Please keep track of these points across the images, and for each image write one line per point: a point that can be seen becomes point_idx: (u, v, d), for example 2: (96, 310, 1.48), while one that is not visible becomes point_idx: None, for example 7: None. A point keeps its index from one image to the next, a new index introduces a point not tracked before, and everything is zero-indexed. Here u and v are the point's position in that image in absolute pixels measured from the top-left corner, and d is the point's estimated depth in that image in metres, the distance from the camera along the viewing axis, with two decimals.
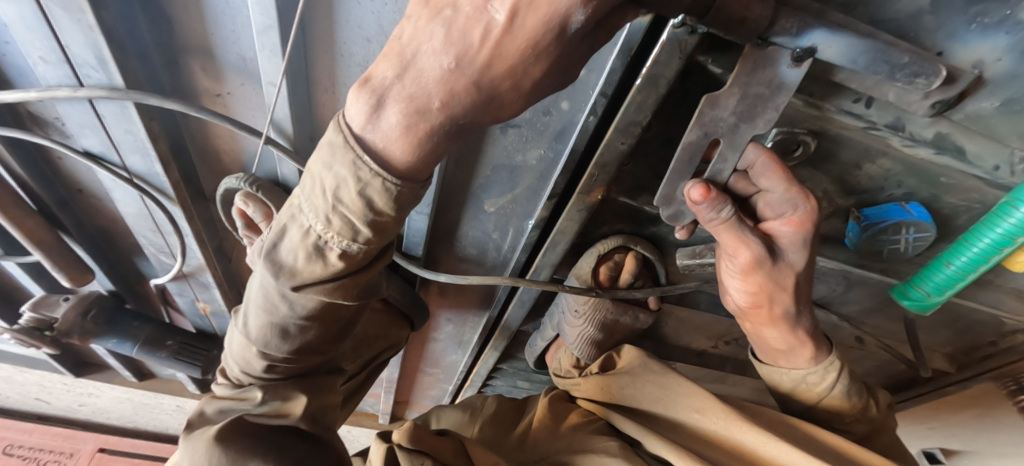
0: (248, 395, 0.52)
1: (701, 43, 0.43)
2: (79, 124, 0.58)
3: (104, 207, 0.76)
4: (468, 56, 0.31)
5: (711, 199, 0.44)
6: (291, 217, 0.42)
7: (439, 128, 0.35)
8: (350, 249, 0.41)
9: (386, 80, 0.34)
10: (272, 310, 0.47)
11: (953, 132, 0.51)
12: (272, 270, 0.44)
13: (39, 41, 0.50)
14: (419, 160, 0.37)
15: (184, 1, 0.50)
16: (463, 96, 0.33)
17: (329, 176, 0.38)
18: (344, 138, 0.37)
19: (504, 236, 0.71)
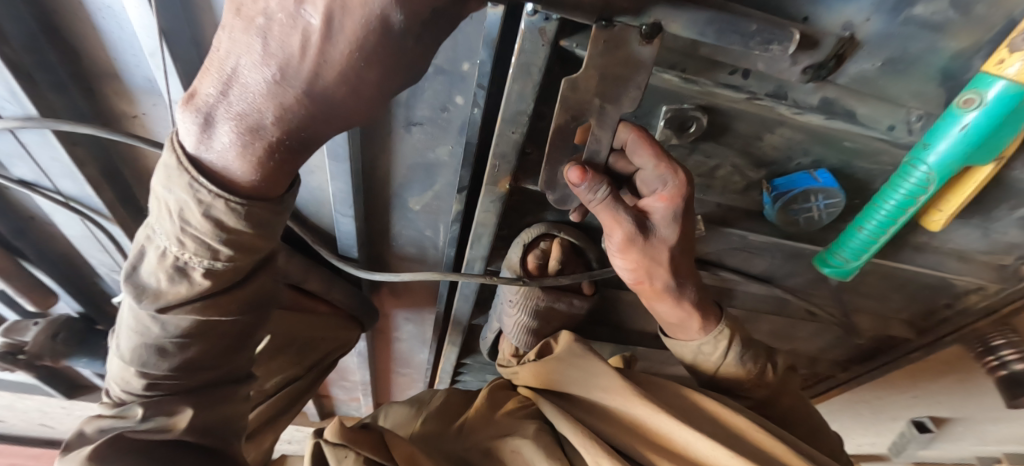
0: (129, 413, 0.48)
1: (562, 27, 0.44)
2: (7, 155, 0.61)
3: (58, 233, 0.80)
4: (291, 67, 0.33)
5: (584, 182, 0.45)
6: (148, 239, 0.43)
7: (276, 141, 0.36)
8: (213, 267, 0.42)
9: (211, 98, 0.35)
10: (145, 330, 0.46)
11: (838, 96, 0.51)
12: (134, 291, 0.44)
13: None
14: (263, 179, 0.38)
15: (82, 30, 0.53)
16: (297, 107, 0.35)
17: (172, 199, 0.39)
18: (177, 161, 0.37)
19: (436, 232, 0.73)
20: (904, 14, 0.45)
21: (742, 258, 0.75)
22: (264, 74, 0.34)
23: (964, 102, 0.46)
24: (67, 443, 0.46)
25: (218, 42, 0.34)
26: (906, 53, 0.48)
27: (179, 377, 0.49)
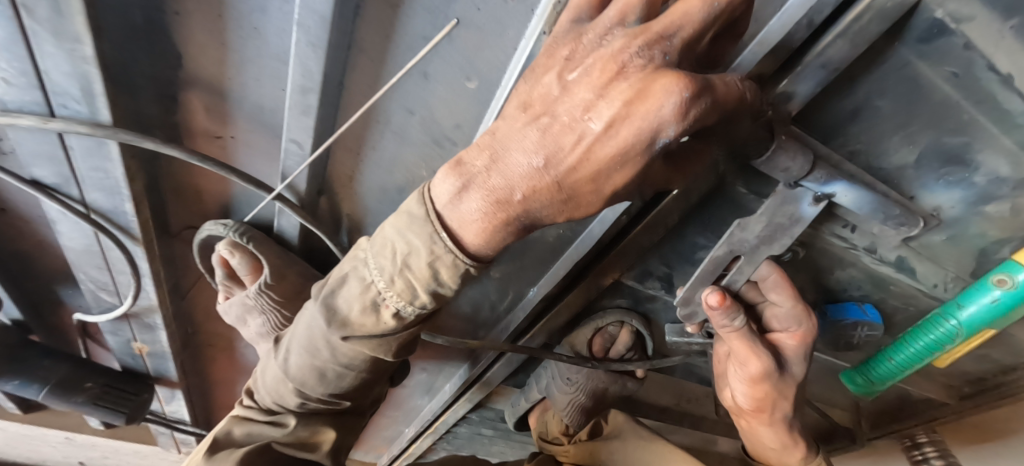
0: (282, 423, 0.58)
1: (736, 169, 0.49)
2: (33, 153, 0.49)
3: (34, 231, 0.65)
4: (557, 158, 0.36)
5: (724, 307, 0.49)
6: (354, 268, 0.48)
7: (514, 217, 0.39)
8: (404, 309, 0.46)
9: (476, 169, 0.39)
10: (314, 352, 0.53)
11: (908, 255, 0.60)
12: (324, 316, 0.50)
13: (6, 63, 0.41)
14: (486, 245, 0.42)
15: (200, 39, 0.45)
16: (544, 192, 0.38)
17: (402, 242, 0.44)
18: (425, 211, 0.42)
19: (503, 298, 0.71)
20: (979, 208, 0.54)
21: None
22: (531, 159, 0.37)
23: (996, 281, 0.56)
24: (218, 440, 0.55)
25: (498, 127, 0.39)
26: (964, 235, 0.57)
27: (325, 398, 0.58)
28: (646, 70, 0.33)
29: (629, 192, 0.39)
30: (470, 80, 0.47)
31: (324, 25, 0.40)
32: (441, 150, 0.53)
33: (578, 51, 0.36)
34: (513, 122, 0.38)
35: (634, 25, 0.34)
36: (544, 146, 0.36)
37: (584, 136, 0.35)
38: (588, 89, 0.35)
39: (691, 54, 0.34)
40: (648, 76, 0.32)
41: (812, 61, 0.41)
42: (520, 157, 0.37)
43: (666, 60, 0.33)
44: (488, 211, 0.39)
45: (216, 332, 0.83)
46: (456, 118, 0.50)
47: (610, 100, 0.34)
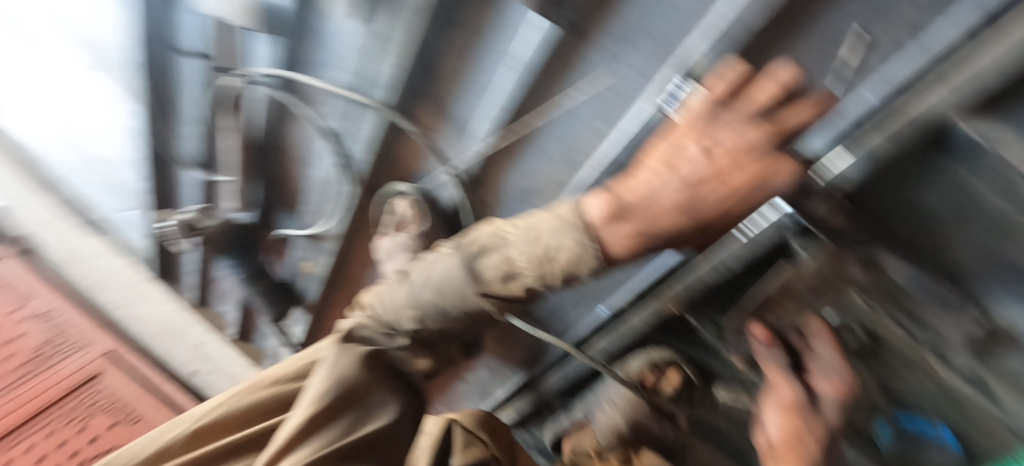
0: (395, 339, 0.73)
1: (797, 228, 0.55)
2: (336, 111, 0.81)
3: (291, 168, 0.96)
4: (698, 200, 0.53)
5: (767, 340, 0.63)
6: (498, 242, 0.64)
7: (654, 241, 0.56)
8: (533, 286, 0.62)
9: (630, 201, 0.56)
10: (444, 294, 0.67)
11: (990, 380, 0.55)
12: (469, 277, 0.65)
13: (355, 60, 0.73)
14: (629, 252, 0.58)
15: (451, 68, 0.73)
16: (679, 225, 0.55)
17: (553, 239, 0.59)
18: (582, 222, 0.58)
19: (577, 312, 0.85)
20: None
21: None
22: (675, 201, 0.53)
23: None
24: (344, 337, 0.70)
25: (643, 172, 0.56)
26: None
27: (430, 332, 0.72)
28: (773, 154, 0.49)
29: (730, 228, 0.56)
30: (604, 121, 0.67)
31: (528, 71, 0.65)
32: (572, 170, 0.73)
33: (717, 131, 0.52)
34: (665, 174, 0.54)
35: (762, 119, 0.50)
36: (689, 195, 0.53)
37: (723, 192, 0.52)
38: (726, 160, 0.51)
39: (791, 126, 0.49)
40: (771, 160, 0.49)
41: None
42: (668, 199, 0.54)
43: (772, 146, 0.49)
44: (638, 234, 0.56)
45: (359, 281, 1.05)
46: (588, 148, 0.70)
47: (744, 170, 0.51)
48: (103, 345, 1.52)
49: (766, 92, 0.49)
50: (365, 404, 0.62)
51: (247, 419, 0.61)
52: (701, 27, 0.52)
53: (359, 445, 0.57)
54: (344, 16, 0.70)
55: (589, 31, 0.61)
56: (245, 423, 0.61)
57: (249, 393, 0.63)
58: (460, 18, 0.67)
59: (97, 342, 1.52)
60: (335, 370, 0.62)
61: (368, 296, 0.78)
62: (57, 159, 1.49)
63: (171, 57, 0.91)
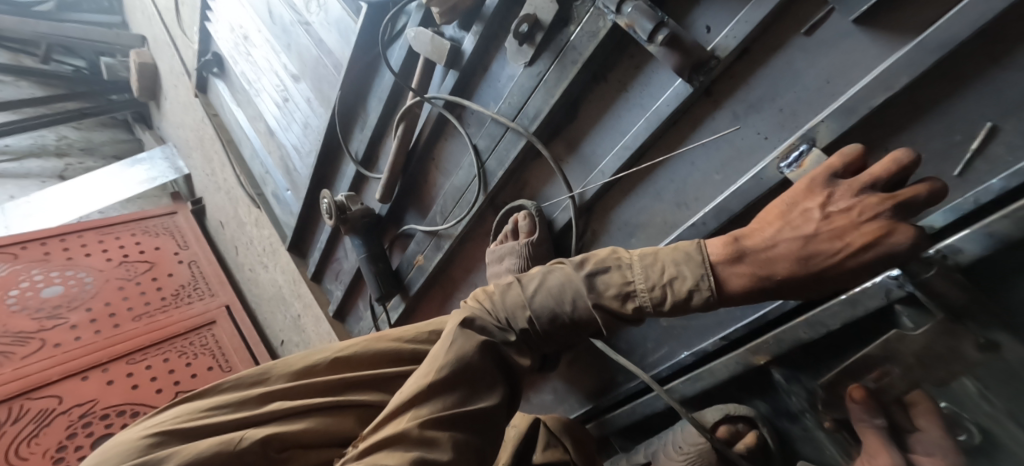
0: (503, 334, 0.75)
1: (903, 297, 0.63)
2: (487, 131, 0.96)
3: (428, 175, 1.12)
4: (815, 259, 0.59)
5: (863, 402, 0.65)
6: (617, 266, 0.71)
7: (766, 287, 0.62)
8: (644, 306, 0.68)
9: (750, 248, 0.63)
10: (560, 302, 0.73)
11: None
12: (588, 289, 0.71)
13: (519, 94, 0.90)
14: (744, 294, 0.63)
15: (592, 113, 0.87)
16: (798, 278, 0.61)
17: (673, 270, 0.66)
18: (702, 260, 0.65)
19: (656, 349, 0.91)
20: None
21: None
22: (795, 255, 0.60)
23: None
24: (465, 321, 0.73)
25: (760, 221, 0.64)
26: None
27: (538, 334, 0.75)
28: (890, 221, 0.55)
29: (840, 287, 0.61)
30: (719, 175, 0.76)
31: (660, 120, 0.77)
32: (679, 212, 0.81)
33: (836, 194, 0.59)
34: (783, 229, 0.61)
35: (881, 189, 0.56)
36: (806, 248, 0.59)
37: (839, 250, 0.58)
38: (843, 221, 0.57)
39: (914, 201, 0.55)
40: (895, 222, 0.55)
41: (977, 227, 0.57)
42: (786, 249, 0.60)
43: (890, 216, 0.55)
44: (755, 278, 0.62)
45: (457, 286, 1.13)
46: (700, 195, 0.78)
47: (859, 232, 0.56)
48: (224, 298, 1.76)
49: (880, 165, 0.57)
50: (476, 385, 0.68)
51: (372, 361, 0.77)
52: (832, 108, 0.64)
53: (462, 418, 0.64)
54: (521, 60, 0.88)
55: (723, 100, 0.74)
56: (370, 364, 0.77)
57: (377, 341, 0.79)
58: (613, 75, 0.83)
59: (221, 294, 1.76)
60: (456, 348, 0.69)
61: (480, 291, 0.81)
62: (190, 143, 1.71)
63: (364, 76, 1.14)
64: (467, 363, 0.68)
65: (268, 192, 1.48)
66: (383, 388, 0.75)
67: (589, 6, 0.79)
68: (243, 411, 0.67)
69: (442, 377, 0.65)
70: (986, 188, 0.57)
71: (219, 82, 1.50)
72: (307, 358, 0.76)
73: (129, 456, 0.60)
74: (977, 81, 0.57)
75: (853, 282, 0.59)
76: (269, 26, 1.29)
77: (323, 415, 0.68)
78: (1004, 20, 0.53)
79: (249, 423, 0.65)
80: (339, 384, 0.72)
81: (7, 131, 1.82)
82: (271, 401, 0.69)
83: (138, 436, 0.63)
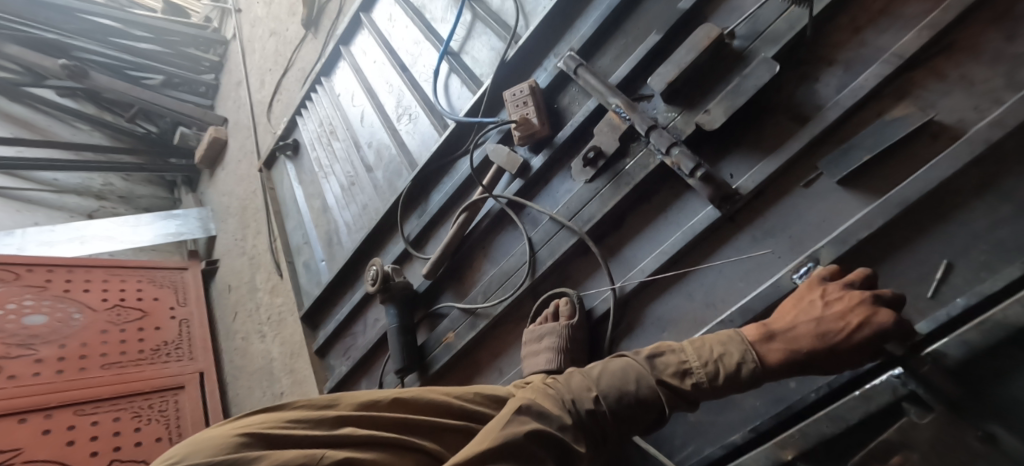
0: (563, 417, 0.77)
1: (909, 395, 0.74)
2: (543, 226, 1.15)
3: (478, 265, 1.27)
4: (830, 337, 0.73)
5: None
6: (670, 350, 0.84)
7: (795, 357, 0.75)
8: (701, 383, 0.79)
9: (780, 327, 0.78)
10: (624, 381, 0.81)
11: None
12: (650, 368, 0.82)
13: (577, 201, 1.11)
14: (782, 366, 0.76)
15: (635, 226, 1.08)
16: (819, 352, 0.74)
17: (721, 348, 0.80)
18: (743, 339, 0.80)
19: (682, 446, 0.98)
20: None
21: None
22: (815, 332, 0.74)
23: None
24: (526, 406, 0.75)
25: (781, 312, 0.81)
26: None
27: (601, 417, 0.80)
28: (872, 305, 0.73)
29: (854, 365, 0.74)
30: (744, 281, 0.94)
31: (694, 233, 0.97)
32: (709, 310, 0.96)
33: (828, 289, 0.78)
34: (799, 315, 0.78)
35: (856, 286, 0.77)
36: (819, 326, 0.74)
37: (843, 328, 0.73)
38: (842, 305, 0.74)
39: (883, 296, 0.74)
40: (876, 305, 0.73)
41: (955, 336, 0.73)
42: (805, 329, 0.75)
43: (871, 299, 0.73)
44: (787, 352, 0.76)
45: (479, 369, 1.20)
46: (727, 299, 0.95)
47: (855, 313, 0.72)
48: (201, 364, 1.88)
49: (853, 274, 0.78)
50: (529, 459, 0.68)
51: (426, 408, 0.78)
52: (829, 238, 0.86)
53: None
54: (581, 178, 1.12)
55: (744, 226, 0.97)
56: (424, 411, 0.78)
57: (430, 392, 0.81)
58: (655, 198, 1.06)
59: (199, 360, 1.90)
60: (510, 427, 0.70)
61: (540, 383, 0.85)
62: (230, 209, 2.00)
63: (435, 174, 1.36)
64: (532, 438, 0.70)
65: (312, 261, 1.60)
66: (435, 437, 0.76)
67: (643, 147, 1.05)
68: (319, 429, 0.70)
69: (516, 440, 0.68)
70: (953, 304, 0.74)
71: (289, 163, 1.80)
72: (369, 394, 0.79)
73: (220, 451, 0.63)
74: (931, 231, 0.81)
75: (861, 360, 0.73)
76: (357, 127, 1.60)
77: (389, 451, 0.70)
78: (941, 194, 0.80)
79: (327, 443, 0.68)
80: (406, 423, 0.74)
81: (69, 167, 2.17)
82: (345, 426, 0.72)
83: (229, 434, 0.66)
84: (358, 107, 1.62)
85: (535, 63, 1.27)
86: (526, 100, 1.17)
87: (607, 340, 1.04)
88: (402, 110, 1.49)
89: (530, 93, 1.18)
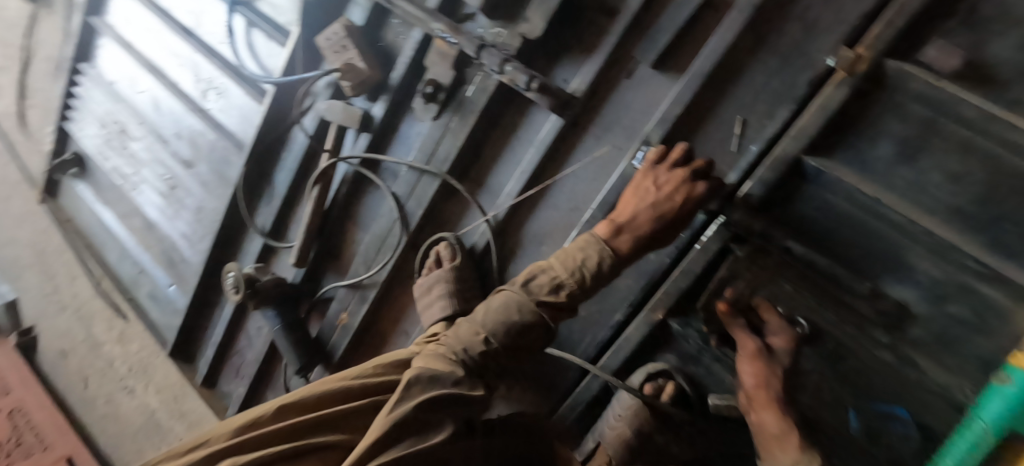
0: (456, 370, 0.75)
1: (732, 236, 0.87)
2: (403, 178, 1.13)
3: (348, 235, 1.21)
4: (665, 216, 0.84)
5: (728, 313, 0.80)
6: (541, 270, 0.89)
7: (642, 241, 0.85)
8: (573, 290, 0.85)
9: (627, 219, 0.86)
10: (509, 313, 0.84)
11: (898, 344, 0.78)
12: (527, 293, 0.86)
13: (427, 145, 1.10)
14: (632, 251, 0.86)
15: (492, 155, 1.11)
16: (659, 230, 0.85)
17: (582, 253, 0.86)
18: (597, 238, 0.86)
19: (584, 340, 1.04)
20: (943, 308, 0.75)
21: None
22: (653, 215, 0.84)
23: None
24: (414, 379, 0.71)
25: (625, 203, 0.88)
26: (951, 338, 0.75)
27: (494, 356, 0.83)
28: (689, 181, 0.83)
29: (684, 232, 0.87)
30: (596, 179, 1.02)
31: (545, 148, 1.02)
32: (574, 214, 1.03)
33: (658, 174, 0.86)
34: (639, 203, 0.86)
35: (675, 165, 0.86)
36: (655, 209, 0.84)
37: (673, 205, 0.83)
38: (669, 186, 0.83)
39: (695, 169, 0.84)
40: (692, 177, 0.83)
41: (754, 178, 0.86)
42: (644, 216, 0.85)
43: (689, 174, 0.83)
44: (634, 239, 0.85)
45: (381, 338, 1.19)
46: (587, 199, 1.02)
47: (679, 192, 0.82)
48: (61, 449, 1.49)
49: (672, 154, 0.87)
50: (427, 423, 0.67)
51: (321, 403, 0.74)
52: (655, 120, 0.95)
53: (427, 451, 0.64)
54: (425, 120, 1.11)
55: (586, 126, 1.03)
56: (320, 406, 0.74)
57: (320, 386, 0.77)
58: (504, 121, 1.08)
59: (56, 446, 1.50)
60: (403, 404, 0.67)
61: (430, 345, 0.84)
62: None
63: (268, 149, 1.27)
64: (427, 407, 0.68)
65: (158, 285, 1.41)
66: (341, 427, 0.73)
67: (477, 71, 1.05)
68: None
69: (410, 416, 0.65)
70: (749, 153, 0.88)
71: (82, 183, 1.54)
72: (249, 413, 0.72)
73: None
74: (729, 91, 0.92)
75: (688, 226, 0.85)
76: (153, 117, 1.40)
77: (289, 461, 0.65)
78: (731, 56, 0.90)
79: None
80: (298, 429, 0.69)
81: None
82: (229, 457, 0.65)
83: None
84: (146, 92, 1.41)
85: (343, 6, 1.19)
86: (345, 44, 1.12)
87: (495, 270, 1.08)
88: (204, 86, 1.31)
89: (347, 35, 1.13)
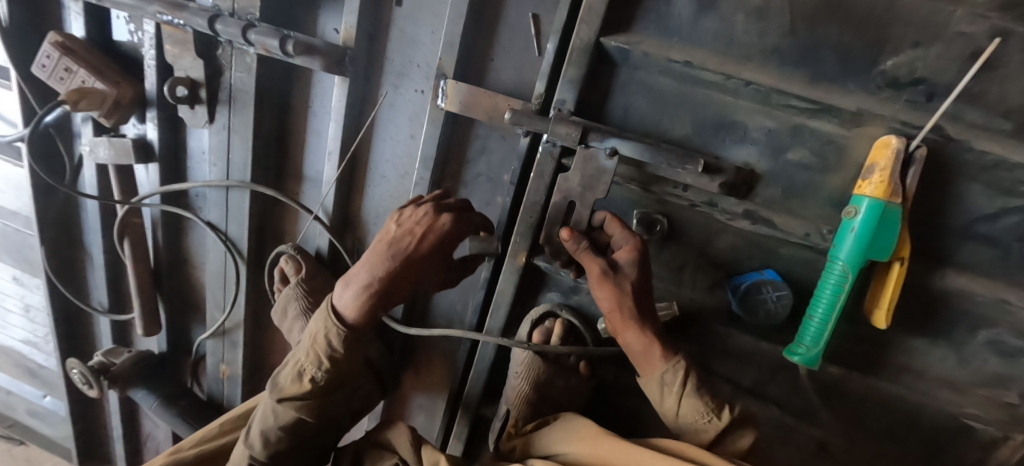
0: None
1: (562, 152, 0.75)
2: (213, 202, 0.99)
3: (195, 277, 1.10)
4: (394, 261, 0.72)
5: (572, 236, 0.68)
6: (288, 360, 0.78)
7: (375, 299, 0.73)
8: (316, 375, 0.75)
9: (356, 273, 0.73)
10: (268, 415, 0.77)
11: (755, 209, 0.72)
12: (273, 390, 0.78)
13: (218, 159, 0.94)
14: (364, 318, 0.74)
15: (296, 141, 0.94)
16: (386, 281, 0.72)
17: (319, 332, 0.75)
18: (331, 310, 0.75)
19: (465, 307, 0.96)
20: (783, 157, 0.70)
21: (724, 362, 0.85)
22: (379, 262, 0.71)
23: (848, 213, 0.63)
24: None
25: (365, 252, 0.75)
26: (798, 188, 0.71)
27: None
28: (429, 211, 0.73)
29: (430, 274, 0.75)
30: (412, 135, 0.87)
31: (341, 116, 0.86)
32: (404, 181, 0.90)
33: (400, 212, 0.75)
34: (369, 252, 0.74)
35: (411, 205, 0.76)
36: (386, 250, 0.72)
37: (406, 244, 0.71)
38: (398, 228, 0.73)
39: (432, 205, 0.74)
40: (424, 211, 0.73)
41: (563, 80, 0.73)
42: (371, 264, 0.72)
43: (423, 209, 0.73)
44: (365, 300, 0.73)
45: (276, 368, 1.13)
46: (409, 161, 0.88)
47: (418, 227, 0.72)
48: None
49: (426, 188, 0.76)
50: None
51: None
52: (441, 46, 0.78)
53: None
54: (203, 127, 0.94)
55: (376, 77, 0.86)
56: None
57: None
58: (291, 100, 0.91)
59: None
60: None
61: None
62: None
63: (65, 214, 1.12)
64: None
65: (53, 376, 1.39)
66: None
67: (229, 52, 0.87)
68: None
69: None
70: (549, 52, 0.73)
71: None
72: None
73: None
74: None
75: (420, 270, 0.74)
76: None
77: None
78: None
79: None
80: None
81: None
82: None
83: None
84: None
85: (55, 20, 0.99)
86: (66, 65, 0.90)
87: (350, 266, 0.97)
88: None
89: (64, 53, 0.89)
